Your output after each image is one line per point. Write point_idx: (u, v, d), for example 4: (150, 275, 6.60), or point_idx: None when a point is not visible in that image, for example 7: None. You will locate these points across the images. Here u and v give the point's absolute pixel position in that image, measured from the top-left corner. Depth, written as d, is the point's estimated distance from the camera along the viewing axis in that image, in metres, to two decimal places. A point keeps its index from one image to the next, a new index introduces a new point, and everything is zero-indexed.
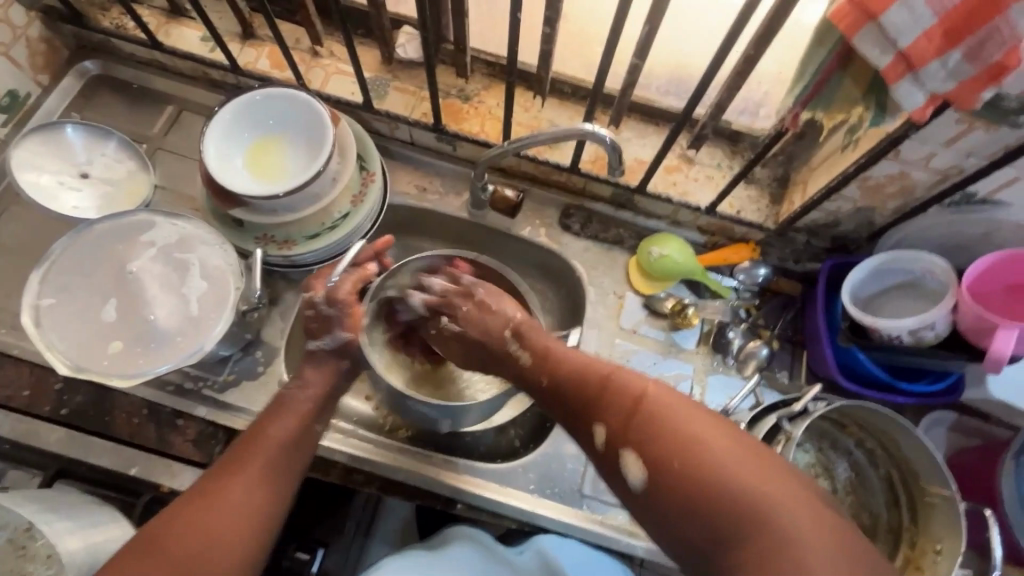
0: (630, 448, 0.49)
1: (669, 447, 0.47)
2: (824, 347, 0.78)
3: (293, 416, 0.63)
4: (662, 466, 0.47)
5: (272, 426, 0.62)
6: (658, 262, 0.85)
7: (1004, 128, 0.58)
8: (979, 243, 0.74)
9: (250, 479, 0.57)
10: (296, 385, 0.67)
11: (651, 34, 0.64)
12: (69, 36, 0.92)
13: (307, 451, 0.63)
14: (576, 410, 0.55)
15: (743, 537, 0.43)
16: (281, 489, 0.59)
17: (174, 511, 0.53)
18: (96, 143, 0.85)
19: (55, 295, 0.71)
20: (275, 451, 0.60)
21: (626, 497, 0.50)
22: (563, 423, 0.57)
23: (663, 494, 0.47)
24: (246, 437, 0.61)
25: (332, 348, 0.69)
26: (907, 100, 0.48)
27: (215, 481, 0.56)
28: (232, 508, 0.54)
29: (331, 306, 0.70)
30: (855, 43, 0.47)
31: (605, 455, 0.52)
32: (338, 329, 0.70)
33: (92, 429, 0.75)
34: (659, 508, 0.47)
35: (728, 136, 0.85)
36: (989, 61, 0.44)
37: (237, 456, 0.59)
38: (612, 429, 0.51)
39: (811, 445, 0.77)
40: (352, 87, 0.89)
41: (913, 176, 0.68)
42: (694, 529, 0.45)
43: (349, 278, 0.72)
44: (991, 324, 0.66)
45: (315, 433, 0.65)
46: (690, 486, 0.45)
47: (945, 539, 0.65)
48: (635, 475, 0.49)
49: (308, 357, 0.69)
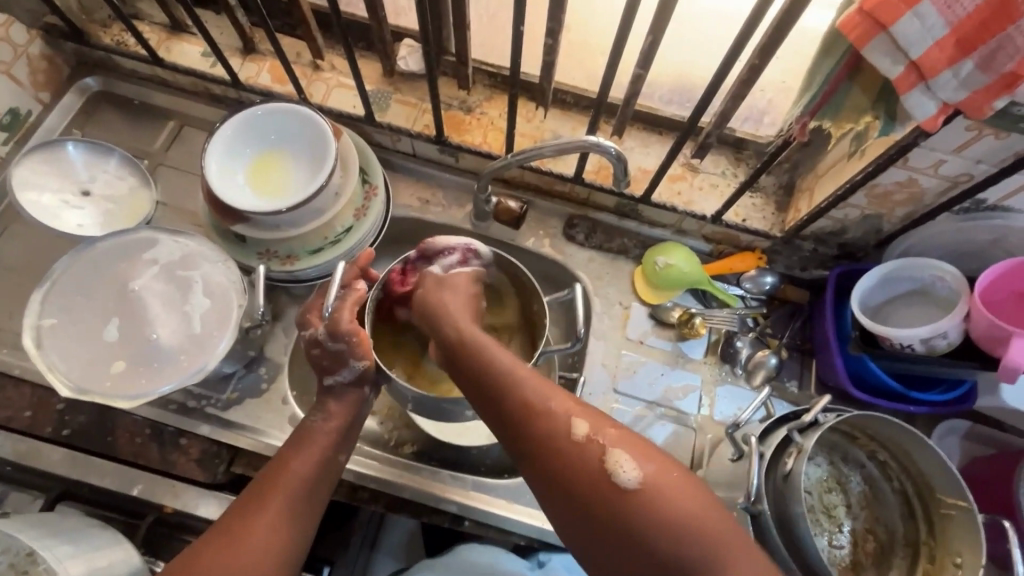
0: (619, 447, 0.50)
1: (658, 463, 0.50)
2: (834, 357, 0.77)
3: (318, 449, 0.62)
4: (652, 474, 0.49)
5: (297, 460, 0.61)
6: (664, 272, 0.84)
7: (1014, 135, 0.57)
8: (989, 249, 0.73)
9: (271, 517, 0.56)
10: (319, 416, 0.65)
11: (654, 44, 0.64)
12: (70, 53, 0.91)
13: (327, 485, 0.62)
14: (558, 410, 0.53)
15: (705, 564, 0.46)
16: (305, 526, 0.58)
17: (200, 551, 0.53)
18: (97, 160, 0.84)
19: (56, 315, 0.71)
20: (298, 489, 0.59)
21: (582, 489, 0.50)
22: (524, 417, 0.54)
23: (643, 501, 0.48)
24: (268, 470, 0.60)
25: (349, 379, 0.66)
26: (919, 110, 0.48)
27: (238, 517, 0.55)
28: (259, 548, 0.54)
29: (338, 341, 0.64)
30: (865, 53, 0.46)
31: (584, 449, 0.51)
32: (353, 360, 0.65)
33: (95, 449, 0.74)
34: (628, 516, 0.48)
35: (732, 144, 0.85)
36: (1003, 70, 0.43)
37: (261, 491, 0.58)
38: (600, 427, 0.52)
39: (822, 458, 0.75)
40: (353, 100, 0.89)
41: (922, 183, 0.67)
42: (653, 544, 0.47)
43: (346, 305, 0.65)
44: (1004, 332, 0.65)
45: (337, 463, 0.64)
46: (671, 502, 0.48)
47: (964, 552, 0.64)
48: (622, 476, 0.49)
49: (326, 391, 0.66)
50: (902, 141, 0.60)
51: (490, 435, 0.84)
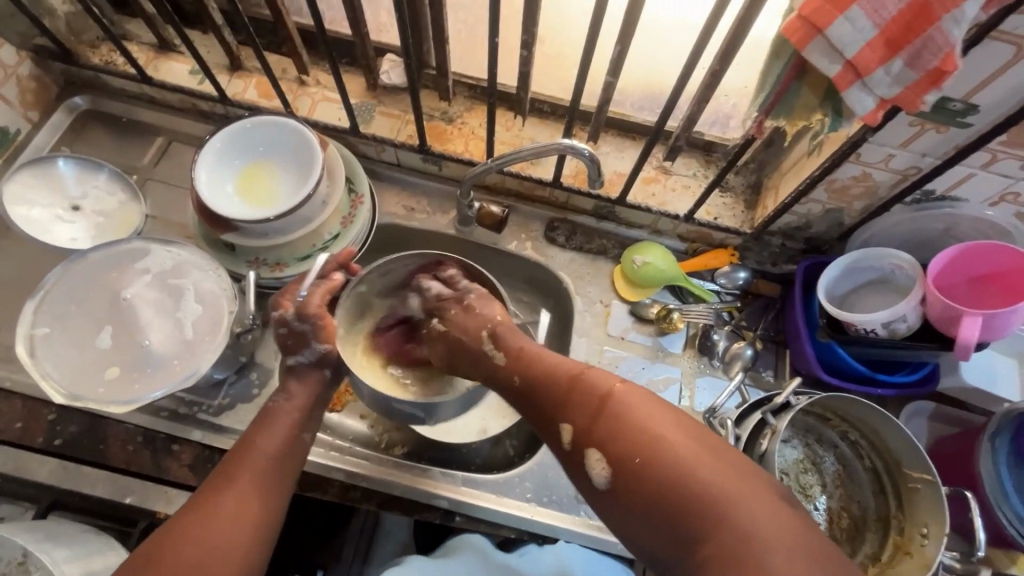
0: (594, 445, 0.52)
1: (627, 448, 0.50)
2: (804, 345, 0.81)
3: (280, 427, 0.64)
4: (623, 462, 0.50)
5: (260, 437, 0.63)
6: (642, 270, 0.88)
7: (953, 129, 0.62)
8: (942, 238, 0.78)
9: (239, 492, 0.58)
10: (281, 396, 0.67)
11: (622, 54, 0.68)
12: (59, 74, 0.94)
13: (294, 461, 0.64)
14: (550, 413, 0.57)
15: (697, 530, 0.45)
16: (276, 499, 0.60)
17: (168, 529, 0.54)
18: (88, 175, 0.86)
19: (49, 325, 0.72)
20: (264, 464, 0.61)
21: (585, 488, 0.53)
22: (535, 424, 0.59)
23: (623, 490, 0.49)
24: (234, 450, 0.62)
25: (310, 360, 0.68)
26: (859, 105, 0.52)
27: (206, 495, 0.57)
28: (226, 519, 0.55)
29: (304, 322, 0.68)
30: (806, 55, 0.51)
31: (572, 453, 0.54)
32: (315, 343, 0.68)
33: (86, 458, 0.75)
34: (621, 505, 0.50)
35: (702, 147, 0.89)
36: (929, 66, 0.48)
37: (227, 469, 0.60)
38: (579, 427, 0.54)
39: (797, 440, 0.79)
40: (338, 113, 0.92)
41: (875, 177, 0.72)
42: (648, 522, 0.48)
43: (318, 290, 0.70)
44: (957, 312, 0.70)
45: (304, 442, 0.66)
46: (649, 481, 0.48)
47: (929, 521, 0.67)
48: (598, 471, 0.51)
49: (289, 372, 0.68)
50: (852, 137, 0.64)
51: (480, 430, 0.87)
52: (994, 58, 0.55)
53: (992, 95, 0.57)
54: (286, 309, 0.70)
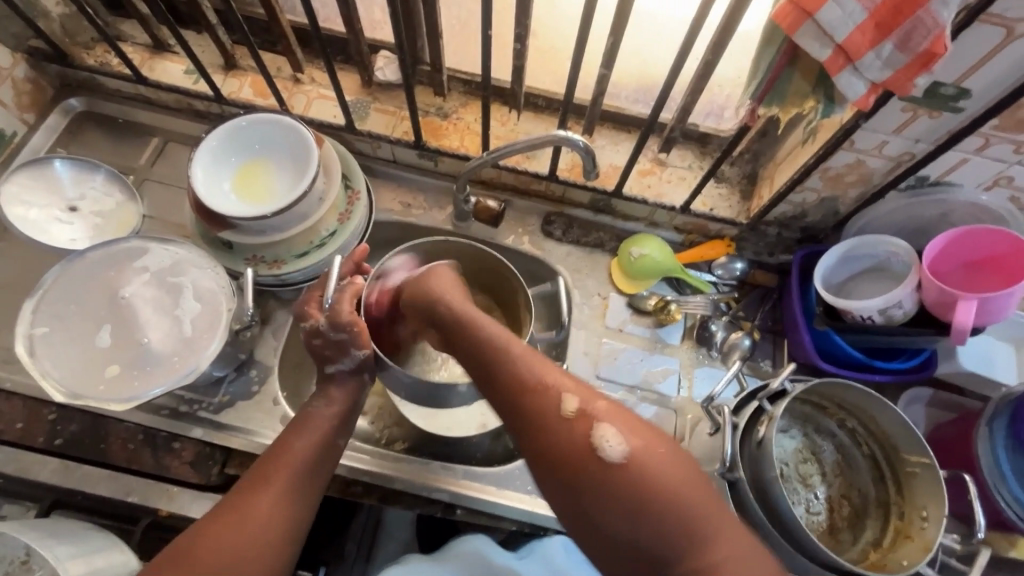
0: (608, 423, 0.52)
1: (641, 438, 0.52)
2: (802, 333, 0.81)
3: (317, 432, 0.64)
4: (638, 450, 0.51)
5: (296, 442, 0.63)
6: (639, 262, 0.88)
7: (945, 114, 0.62)
8: (937, 224, 0.78)
9: (273, 499, 0.58)
10: (320, 401, 0.67)
11: (615, 45, 0.68)
12: (54, 75, 0.94)
13: (326, 468, 0.64)
14: (550, 385, 0.56)
15: (687, 534, 0.49)
16: (307, 506, 0.60)
17: (202, 529, 0.56)
18: (85, 176, 0.86)
19: (48, 324, 0.72)
20: (298, 471, 0.61)
21: (575, 464, 0.52)
22: (518, 388, 0.56)
23: (631, 475, 0.50)
24: (270, 453, 0.62)
25: (350, 368, 0.68)
26: (851, 89, 0.53)
27: (241, 497, 0.58)
28: (259, 527, 0.56)
29: (339, 331, 0.66)
30: (797, 39, 0.51)
31: (571, 426, 0.53)
32: (354, 349, 0.67)
33: (87, 458, 0.75)
34: (611, 489, 0.50)
35: (696, 138, 0.90)
36: (918, 49, 0.49)
37: (261, 473, 0.60)
38: (588, 404, 0.54)
39: (795, 430, 0.79)
40: (334, 110, 0.92)
41: (870, 164, 0.72)
42: (639, 514, 0.49)
43: (346, 297, 0.68)
44: (952, 297, 0.70)
45: (337, 449, 0.66)
46: (655, 477, 0.50)
47: (930, 506, 0.68)
48: (609, 449, 0.51)
49: (326, 379, 0.68)
50: (846, 124, 0.65)
51: (481, 425, 0.87)
52: (984, 41, 0.55)
53: (984, 78, 0.58)
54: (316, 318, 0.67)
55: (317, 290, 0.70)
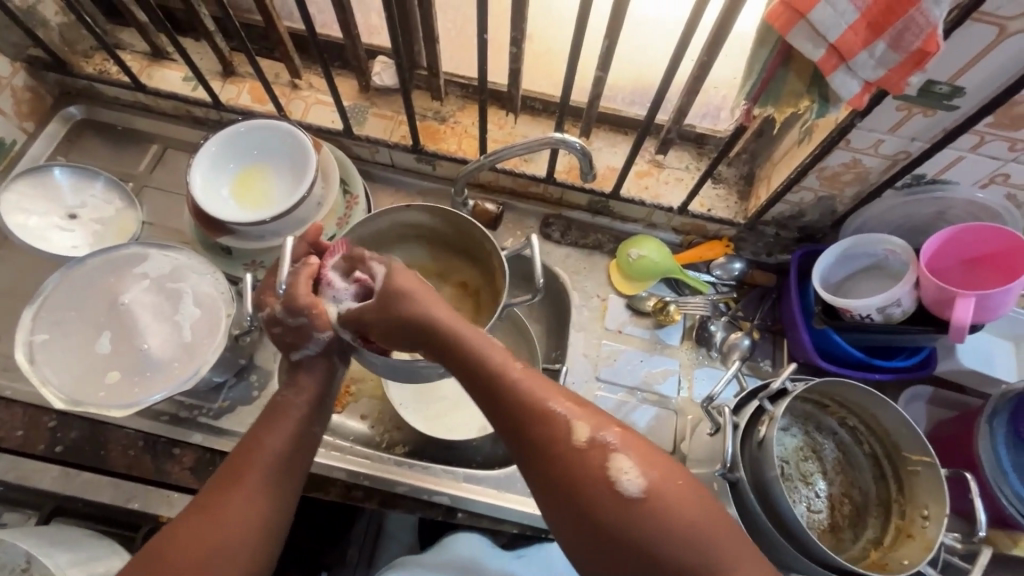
0: (622, 454, 0.49)
1: (658, 469, 0.49)
2: (801, 332, 0.81)
3: (287, 424, 0.62)
4: (654, 479, 0.48)
5: (267, 436, 0.61)
6: (637, 263, 0.88)
7: (940, 112, 0.63)
8: (935, 222, 0.78)
9: (246, 498, 0.56)
10: (290, 389, 0.64)
11: (611, 48, 0.69)
12: (53, 84, 0.94)
13: (302, 460, 0.62)
14: (554, 414, 0.51)
15: (706, 569, 0.46)
16: (284, 500, 0.59)
17: (174, 532, 0.54)
18: (84, 184, 0.87)
19: (48, 331, 0.72)
20: (271, 466, 0.59)
21: (586, 497, 0.49)
22: (525, 415, 0.52)
23: (649, 508, 0.47)
24: (241, 449, 0.60)
25: (316, 351, 0.64)
26: (845, 89, 0.53)
27: (215, 496, 0.57)
28: (233, 527, 0.55)
29: (297, 316, 0.62)
30: (790, 40, 0.51)
31: (583, 457, 0.50)
32: (316, 333, 0.63)
33: (89, 464, 0.75)
34: (632, 524, 0.47)
35: (693, 139, 0.90)
36: (911, 48, 0.49)
37: (233, 470, 0.58)
38: (599, 431, 0.51)
39: (796, 429, 0.79)
40: (332, 115, 0.93)
41: (865, 163, 0.72)
42: (653, 548, 0.47)
43: (300, 278, 0.63)
44: (950, 294, 0.70)
45: (312, 436, 0.64)
46: (672, 508, 0.47)
47: (930, 504, 0.68)
48: (624, 481, 0.48)
49: (295, 366, 0.65)
50: (841, 123, 0.65)
51: (482, 428, 0.87)
52: (976, 40, 0.55)
53: (977, 77, 0.58)
54: (273, 305, 0.64)
55: (271, 277, 0.67)
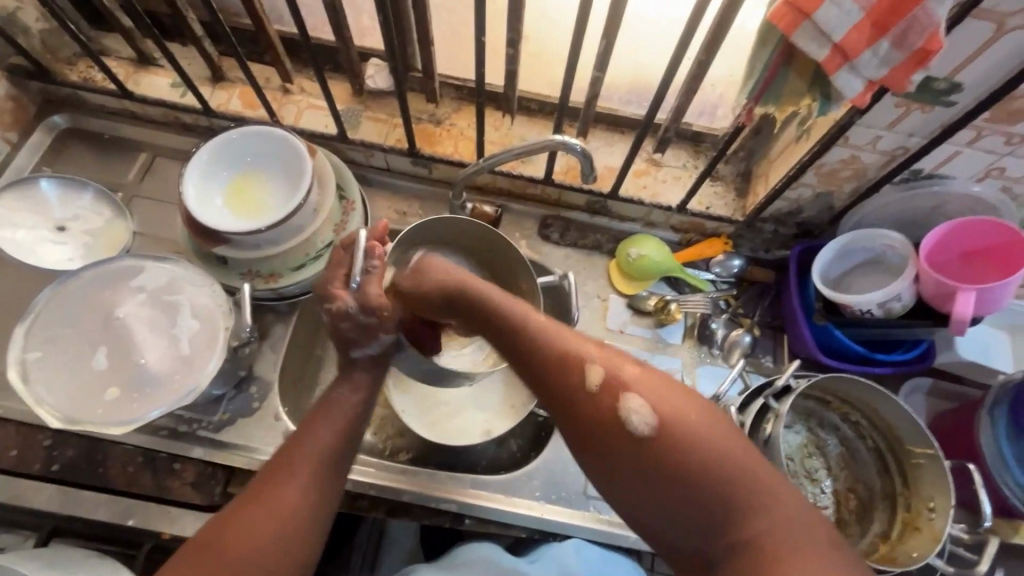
0: (635, 393, 0.47)
1: (675, 405, 0.46)
2: (802, 328, 0.81)
3: (342, 418, 0.62)
4: (672, 420, 0.45)
5: (321, 427, 0.61)
6: (637, 262, 0.88)
7: (938, 108, 0.63)
8: (931, 216, 0.79)
9: (300, 485, 0.56)
10: (344, 388, 0.65)
11: (610, 47, 0.68)
12: (36, 92, 0.92)
13: (352, 453, 0.62)
14: (568, 356, 0.51)
15: (739, 506, 0.43)
16: (334, 489, 0.59)
17: (226, 518, 0.54)
18: (72, 195, 0.85)
19: (40, 348, 0.71)
20: (324, 455, 0.59)
21: (604, 441, 0.47)
22: (541, 365, 0.52)
23: (663, 446, 0.45)
24: (293, 438, 0.60)
25: (376, 352, 0.68)
26: (848, 88, 0.53)
27: (266, 482, 0.56)
28: (286, 510, 0.55)
29: (369, 315, 0.66)
30: (794, 40, 0.51)
31: (597, 399, 0.48)
32: (383, 335, 0.67)
33: (87, 482, 0.74)
34: (649, 463, 0.45)
35: (690, 137, 0.90)
36: (915, 47, 0.49)
37: (287, 455, 0.58)
38: (614, 374, 0.48)
39: (800, 425, 0.80)
40: (325, 120, 0.91)
41: (863, 159, 0.73)
42: (676, 488, 0.44)
43: (374, 279, 0.67)
44: (951, 288, 0.71)
45: (360, 432, 0.64)
46: (693, 447, 0.44)
47: (936, 496, 0.69)
48: (635, 423, 0.46)
49: (352, 364, 0.67)
50: (841, 120, 0.65)
51: (484, 431, 0.86)
52: (975, 36, 0.55)
53: (975, 73, 0.59)
54: (341, 300, 0.67)
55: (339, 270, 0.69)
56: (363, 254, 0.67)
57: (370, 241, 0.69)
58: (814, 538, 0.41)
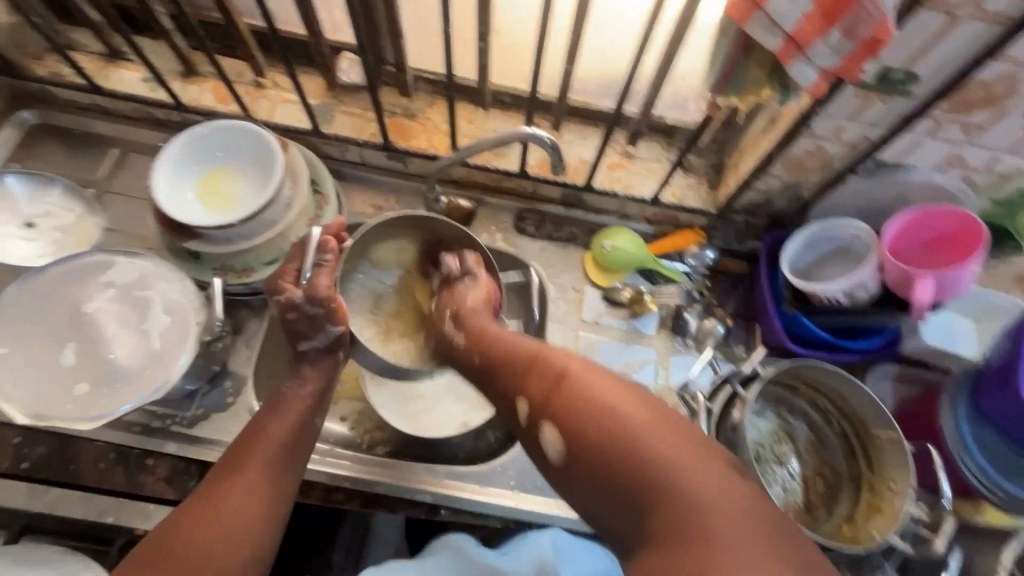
0: (549, 420, 0.52)
1: (580, 420, 0.50)
2: (772, 317, 0.83)
3: (291, 414, 0.65)
4: (574, 438, 0.50)
5: (271, 423, 0.63)
6: (612, 254, 0.89)
7: (897, 99, 0.65)
8: (897, 205, 0.80)
9: (251, 479, 0.58)
10: (295, 381, 0.68)
11: (577, 40, 0.68)
12: (3, 87, 0.91)
13: (304, 449, 0.65)
14: (507, 391, 0.58)
15: (648, 499, 0.45)
16: (292, 479, 0.62)
17: (184, 514, 0.55)
18: (41, 191, 0.84)
19: (7, 344, 0.70)
20: (277, 450, 0.61)
21: (544, 466, 0.53)
22: (497, 402, 0.60)
23: (576, 463, 0.50)
24: (244, 437, 0.62)
25: (325, 343, 0.69)
26: (803, 77, 0.54)
27: (219, 479, 0.58)
28: (240, 504, 0.56)
29: (316, 306, 0.67)
30: (749, 31, 0.53)
31: (528, 428, 0.55)
32: (329, 325, 0.68)
33: (58, 480, 0.73)
34: (575, 476, 0.50)
35: (663, 130, 0.91)
36: (865, 37, 0.50)
37: (240, 453, 0.60)
38: (535, 401, 0.54)
39: (769, 411, 0.81)
40: (299, 114, 0.91)
41: (828, 150, 0.74)
42: (601, 492, 0.48)
43: (324, 271, 0.68)
44: (911, 275, 0.72)
45: (314, 427, 0.67)
46: (599, 453, 0.48)
47: (897, 477, 0.71)
48: (548, 450, 0.52)
49: (301, 357, 0.69)
50: (803, 111, 0.66)
51: (462, 424, 0.87)
52: (928, 27, 0.57)
53: (930, 63, 0.60)
54: (291, 291, 0.68)
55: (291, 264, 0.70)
56: (315, 248, 0.68)
57: (323, 235, 0.70)
58: (718, 518, 0.43)
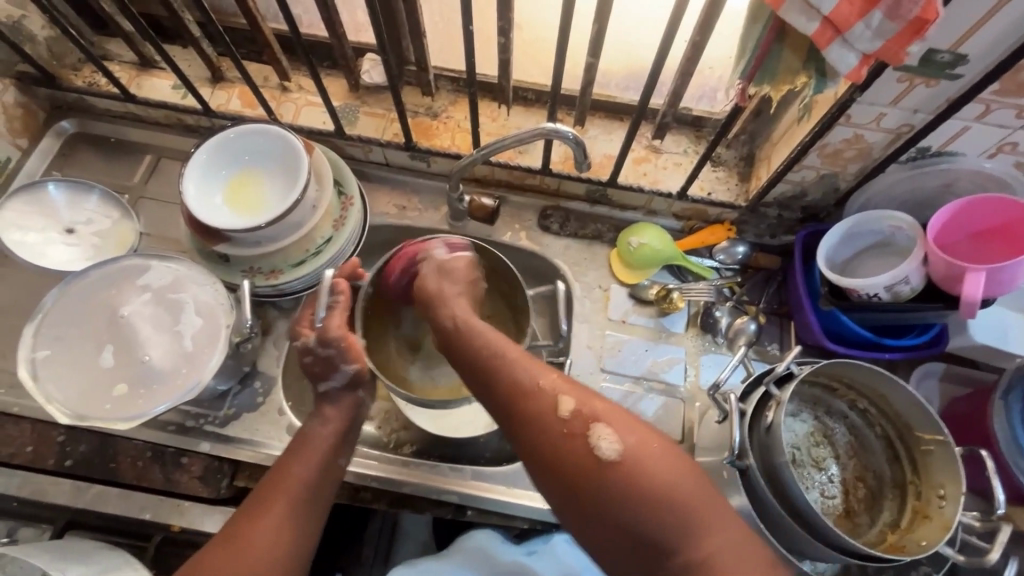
0: (602, 422, 0.52)
1: (639, 439, 0.51)
2: (808, 314, 0.80)
3: (318, 453, 0.65)
4: (635, 448, 0.50)
5: (296, 465, 0.64)
6: (638, 252, 0.87)
7: (943, 82, 0.61)
8: (943, 195, 0.76)
9: (276, 520, 0.60)
10: (316, 422, 0.68)
11: (600, 33, 0.66)
12: (44, 99, 0.94)
13: (328, 490, 0.65)
14: (542, 387, 0.54)
15: (688, 530, 0.48)
16: (313, 523, 0.62)
17: (213, 551, 0.57)
18: (79, 199, 0.87)
19: (50, 346, 0.73)
20: (300, 492, 0.62)
21: (579, 471, 0.51)
22: (512, 396, 0.55)
23: (629, 473, 0.50)
24: (270, 478, 0.63)
25: (342, 384, 0.69)
26: (842, 62, 0.52)
27: (245, 523, 0.59)
28: (265, 547, 0.58)
29: (327, 347, 0.67)
30: (782, 13, 0.50)
31: (570, 426, 0.52)
32: (344, 364, 0.68)
33: (99, 477, 0.76)
34: (615, 491, 0.49)
35: (691, 122, 0.89)
36: (910, 16, 0.47)
37: (264, 494, 0.61)
38: (583, 404, 0.53)
39: (805, 413, 0.78)
40: (322, 116, 0.92)
41: (868, 138, 0.70)
42: (639, 515, 0.49)
43: (336, 311, 0.69)
44: (960, 269, 0.68)
45: (340, 466, 0.67)
46: (652, 471, 0.50)
47: (947, 484, 0.67)
48: (603, 451, 0.50)
49: (322, 398, 0.69)
50: (841, 97, 0.63)
51: (488, 423, 0.86)
52: (977, 4, 0.53)
53: (980, 42, 0.56)
54: (307, 336, 0.69)
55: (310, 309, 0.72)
56: (327, 291, 0.69)
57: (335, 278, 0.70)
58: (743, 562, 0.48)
